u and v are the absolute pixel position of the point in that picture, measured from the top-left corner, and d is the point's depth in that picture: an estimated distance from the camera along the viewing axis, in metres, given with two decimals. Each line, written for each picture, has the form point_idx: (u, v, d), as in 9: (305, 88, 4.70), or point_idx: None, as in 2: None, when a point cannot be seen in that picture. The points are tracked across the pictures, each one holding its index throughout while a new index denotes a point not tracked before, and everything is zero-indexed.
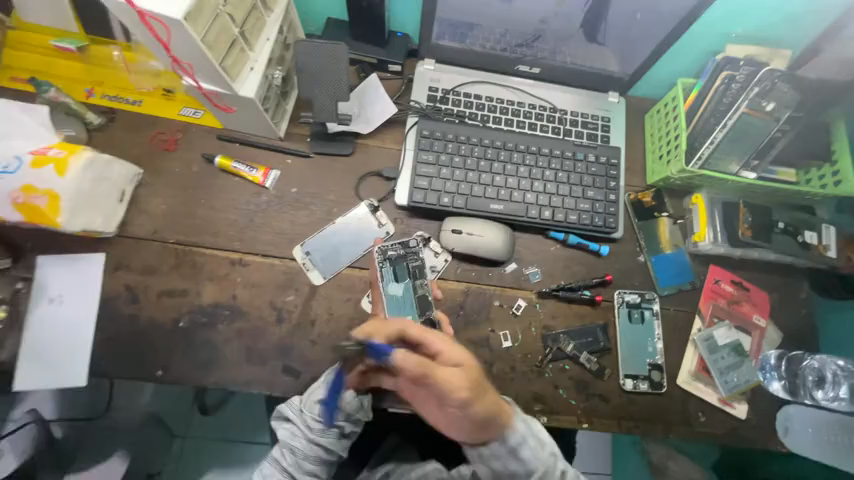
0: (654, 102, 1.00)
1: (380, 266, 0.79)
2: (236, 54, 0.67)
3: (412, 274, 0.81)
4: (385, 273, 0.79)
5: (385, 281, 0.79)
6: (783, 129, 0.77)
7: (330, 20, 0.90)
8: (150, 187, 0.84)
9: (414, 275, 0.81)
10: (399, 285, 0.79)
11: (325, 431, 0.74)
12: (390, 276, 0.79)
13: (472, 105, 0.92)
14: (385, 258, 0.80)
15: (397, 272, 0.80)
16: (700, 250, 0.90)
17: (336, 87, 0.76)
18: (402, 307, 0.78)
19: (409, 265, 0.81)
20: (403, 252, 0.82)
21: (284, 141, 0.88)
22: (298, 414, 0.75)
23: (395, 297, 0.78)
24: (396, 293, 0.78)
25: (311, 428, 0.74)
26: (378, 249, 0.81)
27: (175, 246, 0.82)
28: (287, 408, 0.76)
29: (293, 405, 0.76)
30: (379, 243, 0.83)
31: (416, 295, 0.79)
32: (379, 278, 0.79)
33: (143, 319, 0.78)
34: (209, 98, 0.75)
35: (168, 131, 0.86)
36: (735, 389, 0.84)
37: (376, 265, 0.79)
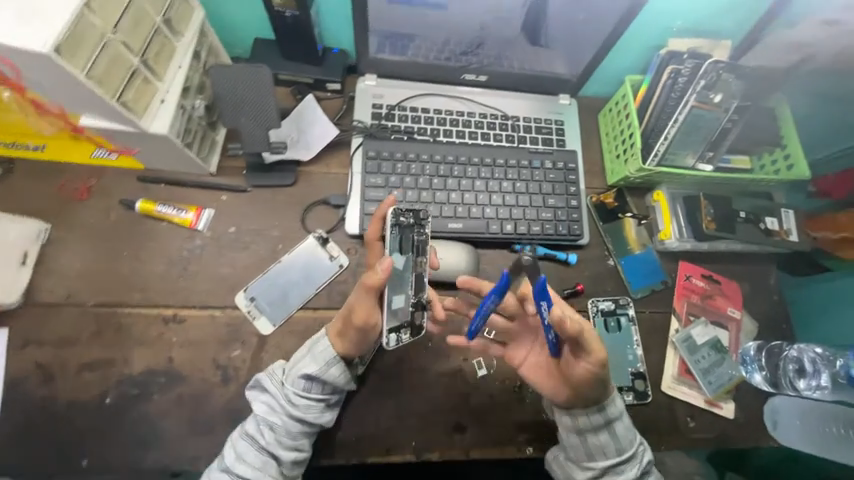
0: (605, 100, 0.98)
1: (390, 231, 0.63)
2: (138, 85, 0.58)
3: (416, 248, 0.65)
4: (391, 239, 0.64)
5: (391, 249, 0.64)
6: (732, 119, 0.77)
7: (257, 41, 0.82)
8: (59, 244, 0.73)
9: (417, 251, 0.65)
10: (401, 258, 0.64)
11: (310, 406, 0.65)
12: (396, 243, 0.64)
13: (420, 119, 0.86)
14: (395, 223, 0.64)
15: (402, 242, 0.64)
16: (668, 248, 0.88)
17: (264, 114, 0.68)
18: (399, 285, 0.63)
19: (415, 239, 0.65)
20: (414, 221, 0.65)
21: (216, 176, 0.79)
22: (279, 384, 0.66)
23: (396, 272, 0.63)
24: (398, 267, 0.63)
25: (295, 403, 0.65)
26: (392, 210, 0.64)
27: (95, 309, 0.71)
28: (266, 377, 0.66)
29: (273, 374, 0.67)
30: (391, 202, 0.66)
31: (415, 271, 0.65)
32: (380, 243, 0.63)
33: (61, 400, 0.67)
34: (116, 139, 0.64)
35: (79, 178, 0.75)
36: (720, 389, 0.81)
37: (387, 225, 0.63)
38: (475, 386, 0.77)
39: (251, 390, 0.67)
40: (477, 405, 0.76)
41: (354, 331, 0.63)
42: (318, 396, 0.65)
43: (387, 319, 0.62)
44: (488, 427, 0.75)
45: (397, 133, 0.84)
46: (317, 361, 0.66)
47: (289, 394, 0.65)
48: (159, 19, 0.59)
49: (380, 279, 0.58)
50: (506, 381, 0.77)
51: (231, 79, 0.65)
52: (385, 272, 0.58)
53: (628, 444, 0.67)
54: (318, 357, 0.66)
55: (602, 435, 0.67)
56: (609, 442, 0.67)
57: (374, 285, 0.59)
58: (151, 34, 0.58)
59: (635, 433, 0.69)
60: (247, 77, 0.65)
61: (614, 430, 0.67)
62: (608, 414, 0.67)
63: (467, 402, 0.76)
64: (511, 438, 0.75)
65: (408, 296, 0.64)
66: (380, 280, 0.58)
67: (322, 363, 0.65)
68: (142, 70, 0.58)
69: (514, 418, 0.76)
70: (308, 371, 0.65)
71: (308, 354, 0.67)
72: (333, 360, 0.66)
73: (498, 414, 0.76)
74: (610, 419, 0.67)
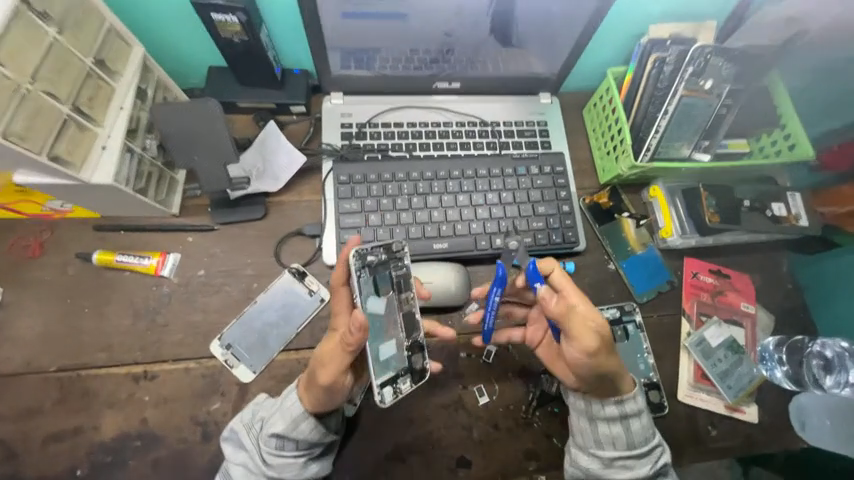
0: (588, 95, 0.93)
1: (357, 277, 0.57)
2: (71, 135, 0.54)
3: (396, 286, 0.61)
4: (363, 285, 0.58)
5: (365, 294, 0.58)
6: (727, 104, 0.73)
7: (213, 69, 0.78)
8: (17, 307, 0.68)
9: (400, 287, 0.61)
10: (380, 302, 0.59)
11: (288, 464, 0.59)
12: (370, 288, 0.59)
13: (393, 135, 0.81)
14: (363, 266, 0.58)
15: (378, 283, 0.60)
16: (670, 245, 0.82)
17: (220, 150, 0.66)
18: (382, 332, 0.59)
19: (394, 275, 0.61)
20: (387, 257, 0.60)
21: (181, 217, 0.74)
22: (253, 438, 0.59)
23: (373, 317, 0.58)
24: (374, 311, 0.59)
25: (269, 463, 0.58)
26: (355, 252, 0.58)
27: (58, 374, 0.65)
28: (242, 431, 0.60)
29: (247, 429, 0.60)
30: (355, 242, 0.60)
31: (401, 311, 0.61)
32: (356, 293, 0.57)
33: (27, 478, 0.62)
34: (60, 194, 0.60)
35: (30, 233, 0.71)
36: (741, 393, 0.74)
37: (354, 274, 0.57)
38: (478, 416, 0.70)
39: (226, 443, 0.61)
40: (481, 438, 0.70)
41: (319, 390, 0.56)
42: (294, 452, 0.59)
43: (375, 372, 0.57)
44: (496, 462, 0.69)
45: (370, 151, 0.79)
46: (284, 418, 0.58)
47: (263, 453, 0.58)
48: (89, 61, 0.56)
49: (355, 337, 0.51)
50: (510, 407, 0.71)
51: (176, 115, 0.62)
52: (360, 330, 0.51)
53: (642, 442, 0.62)
54: (285, 414, 0.58)
55: (616, 426, 0.62)
56: (622, 435, 0.62)
57: (350, 342, 0.52)
58: (81, 78, 0.55)
59: (652, 430, 0.63)
60: (194, 108, 0.63)
61: (630, 424, 0.62)
62: (625, 408, 0.62)
63: (472, 434, 0.70)
64: (521, 469, 0.69)
65: (399, 342, 0.60)
66: (358, 338, 0.51)
67: (290, 420, 0.58)
68: (73, 117, 0.54)
69: (523, 446, 0.70)
70: (276, 430, 0.58)
71: (277, 410, 0.59)
72: (300, 416, 0.58)
73: (505, 444, 0.70)
74: (626, 414, 0.62)
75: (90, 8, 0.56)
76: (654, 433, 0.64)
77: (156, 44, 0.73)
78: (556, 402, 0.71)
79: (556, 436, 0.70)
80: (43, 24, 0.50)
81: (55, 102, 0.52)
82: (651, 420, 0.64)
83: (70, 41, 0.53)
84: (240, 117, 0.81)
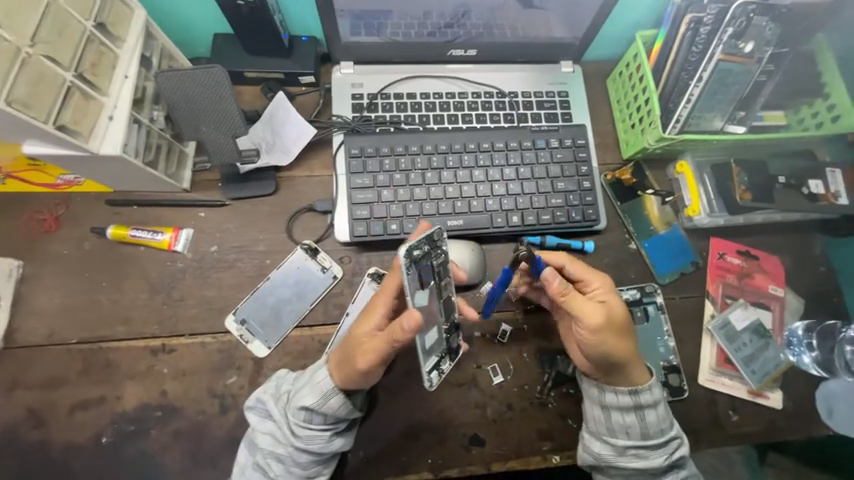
0: (613, 63, 0.87)
1: (406, 273, 0.51)
2: (77, 103, 0.53)
3: (437, 275, 0.56)
4: (412, 282, 0.52)
5: (412, 290, 0.52)
6: (767, 71, 0.66)
7: (219, 37, 0.75)
8: (36, 280, 0.68)
9: (441, 276, 0.56)
10: (424, 294, 0.54)
11: (315, 436, 0.58)
12: (416, 281, 0.53)
13: (406, 107, 0.78)
14: (411, 262, 0.52)
15: (423, 276, 0.54)
16: (697, 224, 0.78)
17: (228, 121, 0.63)
18: (429, 324, 0.55)
19: (437, 265, 0.56)
20: (430, 249, 0.54)
21: (191, 192, 0.73)
22: (281, 409, 0.60)
23: (422, 310, 0.54)
24: (421, 306, 0.54)
25: (297, 434, 0.58)
26: (403, 250, 0.51)
27: (80, 347, 0.67)
28: (270, 402, 0.60)
29: (275, 400, 0.61)
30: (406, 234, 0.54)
31: (442, 298, 0.57)
32: (406, 291, 0.51)
33: (55, 444, 0.64)
34: (71, 166, 0.59)
35: (45, 208, 0.70)
36: (766, 378, 0.73)
37: (403, 272, 0.51)
38: (491, 395, 0.70)
39: (251, 412, 0.61)
40: (495, 416, 0.69)
41: (355, 371, 0.55)
42: (321, 425, 0.59)
43: (424, 361, 0.55)
44: (510, 439, 0.69)
45: (382, 124, 0.76)
46: (314, 392, 0.58)
47: (291, 425, 0.59)
48: (89, 24, 0.54)
49: (409, 332, 0.50)
50: (525, 387, 0.71)
51: (178, 83, 0.60)
52: (414, 326, 0.50)
53: (657, 431, 0.62)
54: (315, 388, 0.58)
55: (629, 415, 0.62)
56: (636, 425, 0.62)
57: (401, 335, 0.51)
58: (82, 42, 0.53)
59: (667, 420, 0.63)
60: (201, 81, 0.60)
61: (646, 414, 0.62)
62: (637, 399, 0.62)
63: (485, 412, 0.69)
64: (535, 448, 0.69)
65: (440, 327, 0.57)
66: (411, 333, 0.50)
67: (320, 395, 0.57)
68: (77, 84, 0.52)
69: (537, 426, 0.70)
70: (306, 402, 0.58)
71: (306, 384, 0.59)
72: (331, 391, 0.57)
73: (519, 422, 0.70)
74: (641, 404, 0.62)
75: None
76: (671, 424, 0.63)
77: (160, 9, 0.70)
78: (571, 383, 0.71)
79: (571, 417, 0.70)
80: None
81: (57, 67, 0.50)
82: (667, 411, 0.63)
83: (68, 1, 0.51)
84: (247, 88, 0.78)
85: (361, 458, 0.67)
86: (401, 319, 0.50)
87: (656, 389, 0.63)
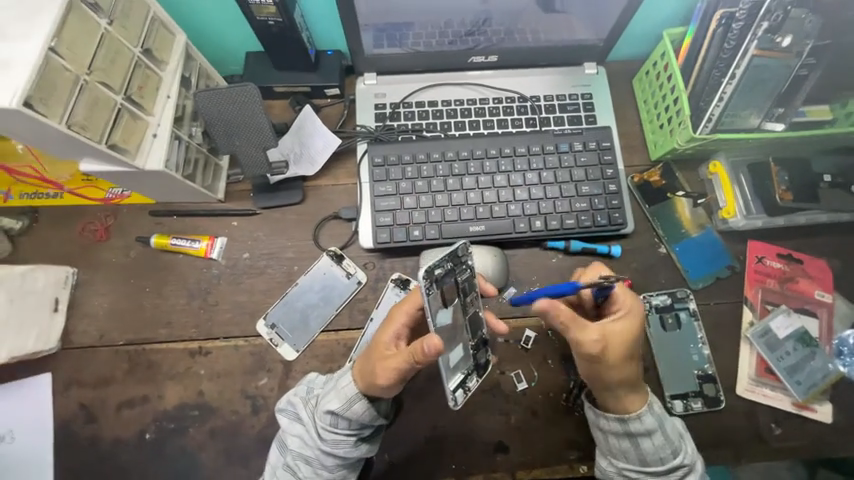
0: (639, 62, 0.85)
1: (427, 292, 0.52)
2: (126, 124, 0.57)
3: (462, 291, 0.56)
4: (433, 301, 0.53)
5: (435, 310, 0.53)
6: (807, 64, 0.62)
7: (250, 55, 0.79)
8: (89, 286, 0.74)
9: (465, 292, 0.56)
10: (447, 311, 0.55)
11: (341, 441, 0.60)
12: (438, 298, 0.53)
13: (428, 115, 0.79)
14: (431, 281, 0.52)
15: (446, 295, 0.54)
16: (733, 227, 0.75)
17: (260, 135, 0.67)
18: (453, 341, 0.56)
19: (460, 282, 0.56)
20: (453, 266, 0.54)
21: (225, 202, 0.77)
22: (309, 413, 0.61)
23: (444, 329, 0.55)
24: (443, 324, 0.54)
25: (323, 438, 0.60)
26: (424, 271, 0.51)
27: (127, 348, 0.72)
28: (300, 404, 0.62)
29: (304, 403, 0.62)
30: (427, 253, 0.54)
31: (467, 314, 0.57)
32: (427, 311, 0.52)
33: (105, 438, 0.69)
34: (119, 181, 0.64)
35: (97, 219, 0.76)
36: (813, 389, 0.68)
37: (424, 293, 0.51)
38: (515, 402, 0.69)
39: (282, 414, 0.62)
40: (519, 423, 0.69)
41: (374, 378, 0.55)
42: (346, 430, 0.60)
43: (448, 378, 0.56)
44: (534, 448, 0.68)
45: (405, 132, 0.77)
46: (340, 397, 0.59)
47: (319, 428, 0.60)
48: (137, 50, 0.58)
49: (432, 356, 0.50)
50: (550, 394, 0.70)
51: (215, 101, 0.63)
52: (436, 351, 0.50)
53: (656, 459, 0.59)
54: (340, 393, 0.59)
55: (624, 441, 0.60)
56: (632, 451, 0.60)
57: (424, 357, 0.51)
58: (131, 67, 0.57)
59: (669, 450, 0.59)
60: (235, 98, 0.63)
61: (640, 442, 0.59)
62: (627, 428, 0.59)
63: (509, 419, 0.69)
64: (561, 457, 0.68)
65: (466, 342, 0.58)
66: (433, 356, 0.50)
67: (345, 400, 0.58)
68: (126, 106, 0.57)
69: (564, 435, 0.68)
70: (332, 407, 0.59)
71: (332, 388, 0.60)
72: (355, 397, 0.58)
73: (545, 431, 0.68)
74: (632, 433, 0.59)
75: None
76: (675, 453, 0.59)
77: (198, 32, 0.75)
78: None
79: None
80: (94, 14, 0.52)
81: (109, 91, 0.55)
82: (669, 440, 0.59)
83: (119, 31, 0.55)
84: (276, 102, 0.82)
85: (386, 461, 0.68)
86: (423, 342, 0.50)
87: (651, 419, 0.59)
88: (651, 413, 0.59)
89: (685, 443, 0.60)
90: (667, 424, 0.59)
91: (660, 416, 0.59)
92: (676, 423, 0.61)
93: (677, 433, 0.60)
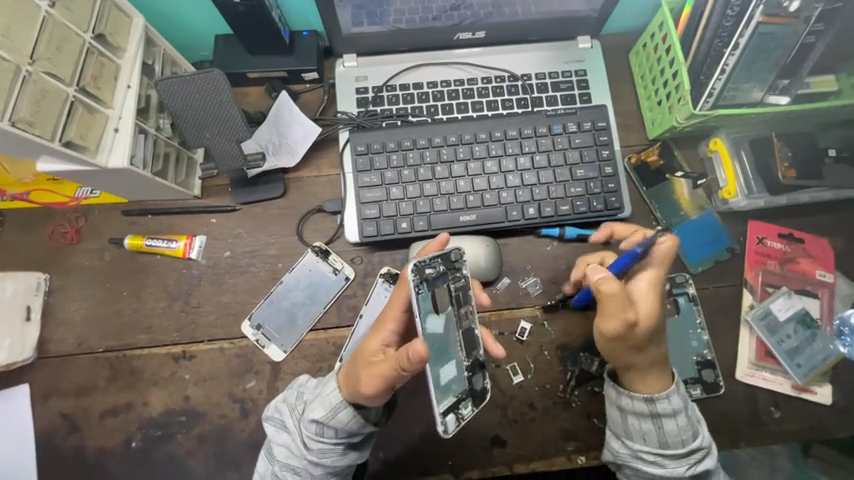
0: (635, 35, 0.80)
1: (417, 293, 0.51)
2: (81, 117, 0.52)
3: (455, 300, 0.54)
4: (422, 301, 0.51)
5: (424, 312, 0.51)
6: (815, 31, 0.56)
7: (220, 39, 0.73)
8: (62, 292, 0.70)
9: (459, 302, 0.54)
10: (438, 321, 0.53)
11: (327, 450, 0.58)
12: (429, 302, 0.52)
13: (412, 98, 0.74)
14: (421, 280, 0.52)
15: (437, 299, 0.53)
16: (733, 207, 0.72)
17: (231, 126, 0.63)
18: (445, 355, 0.52)
19: (452, 289, 0.54)
20: (446, 269, 0.54)
21: (202, 199, 0.73)
22: (295, 421, 0.59)
23: (434, 339, 0.52)
24: (434, 333, 0.52)
25: (309, 448, 0.58)
26: (413, 264, 0.51)
27: (107, 355, 0.69)
28: (286, 412, 0.60)
29: (291, 411, 0.60)
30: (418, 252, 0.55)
31: (460, 328, 0.54)
32: (416, 311, 0.50)
33: (90, 448, 0.67)
34: (81, 181, 0.60)
35: (67, 221, 0.72)
36: (813, 372, 0.67)
37: (413, 290, 0.50)
38: (512, 395, 0.68)
39: (269, 423, 0.61)
40: (516, 416, 0.67)
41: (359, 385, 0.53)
42: (333, 439, 0.58)
43: (437, 401, 0.51)
44: (532, 440, 0.67)
45: (389, 118, 0.73)
46: (324, 405, 0.57)
47: (304, 437, 0.58)
48: (87, 36, 0.53)
49: (416, 362, 0.47)
50: (547, 386, 0.68)
51: (185, 90, 0.59)
52: (421, 357, 0.47)
53: (677, 442, 0.58)
54: (325, 400, 0.57)
55: (645, 422, 0.58)
56: (653, 432, 0.58)
57: (408, 363, 0.48)
58: (81, 55, 0.52)
59: (691, 432, 0.57)
60: (201, 86, 0.59)
61: (663, 423, 0.57)
62: (654, 407, 0.57)
63: (506, 413, 0.67)
64: (559, 448, 0.67)
65: (460, 360, 0.54)
66: (417, 364, 0.47)
67: (329, 408, 0.57)
68: (80, 99, 0.52)
69: (562, 426, 0.67)
70: (316, 416, 0.57)
71: (317, 396, 0.58)
72: (340, 405, 0.56)
73: (542, 422, 0.67)
74: (657, 413, 0.57)
75: None
76: (696, 435, 0.58)
77: (160, 13, 0.69)
78: (595, 381, 0.67)
79: (598, 417, 0.67)
80: None
81: (58, 83, 0.50)
82: (691, 421, 0.58)
83: (65, 15, 0.50)
84: (250, 89, 0.76)
85: (381, 459, 0.67)
86: (408, 348, 0.48)
87: (677, 398, 0.57)
88: (678, 393, 0.58)
89: (703, 426, 0.59)
90: (689, 406, 0.58)
91: (685, 396, 0.58)
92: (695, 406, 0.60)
93: (697, 416, 0.59)
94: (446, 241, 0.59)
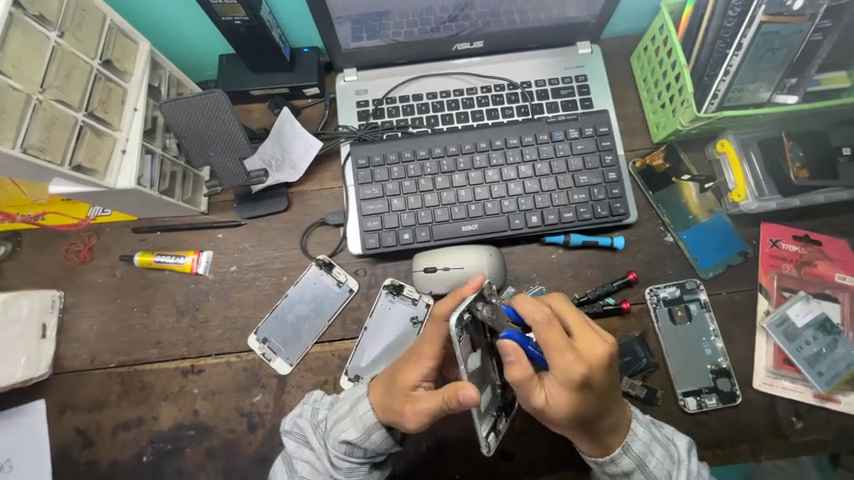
0: (636, 38, 0.79)
1: (459, 341, 0.46)
2: (90, 141, 0.54)
3: (489, 333, 0.53)
4: (465, 349, 0.47)
5: (465, 356, 0.48)
6: (822, 27, 0.55)
7: (223, 59, 0.75)
8: (75, 308, 0.72)
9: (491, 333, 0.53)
10: (477, 355, 0.51)
11: (354, 468, 0.59)
12: (469, 345, 0.49)
13: (412, 109, 0.75)
14: (461, 326, 0.47)
15: (475, 338, 0.50)
16: (743, 210, 0.70)
17: (234, 144, 0.65)
18: (484, 384, 0.52)
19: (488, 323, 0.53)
20: (482, 306, 0.51)
21: (209, 215, 0.74)
22: (319, 438, 0.60)
23: (475, 374, 0.50)
24: (475, 369, 0.50)
25: (336, 467, 0.59)
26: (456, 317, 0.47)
27: (118, 370, 0.70)
28: (309, 429, 0.61)
29: (314, 428, 0.61)
30: (462, 295, 0.52)
31: (493, 354, 0.54)
32: (461, 361, 0.47)
33: (103, 462, 0.68)
34: (92, 201, 0.62)
35: (80, 240, 0.74)
36: (835, 380, 0.64)
37: (455, 342, 0.46)
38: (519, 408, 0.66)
39: (288, 437, 0.61)
40: (524, 427, 0.66)
41: (396, 414, 0.54)
42: (360, 459, 0.59)
43: (478, 425, 0.49)
44: (540, 454, 0.65)
45: (390, 130, 0.73)
46: (357, 426, 0.57)
47: (331, 456, 0.59)
48: (95, 63, 0.55)
49: (465, 404, 0.47)
50: None
51: (188, 110, 0.61)
52: (471, 401, 0.47)
53: None
54: (358, 422, 0.57)
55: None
56: None
57: (459, 406, 0.49)
58: (89, 81, 0.54)
59: None
60: (204, 106, 0.62)
61: None
62: (603, 468, 0.57)
63: (514, 425, 0.66)
64: (569, 463, 0.65)
65: (493, 383, 0.55)
66: (468, 405, 0.48)
67: (363, 430, 0.57)
68: (89, 123, 0.54)
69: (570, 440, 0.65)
70: (348, 437, 0.57)
71: (347, 416, 0.58)
72: (373, 426, 0.57)
73: (548, 436, 0.66)
74: (611, 473, 0.57)
75: (87, 5, 0.54)
76: None
77: (167, 36, 0.71)
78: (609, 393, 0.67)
79: None
80: (41, 28, 0.49)
81: (67, 108, 0.52)
82: (653, 477, 0.56)
83: (73, 44, 0.53)
84: (255, 106, 0.78)
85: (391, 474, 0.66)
86: (457, 393, 0.48)
87: (628, 460, 0.56)
88: (627, 455, 0.56)
89: (677, 476, 0.56)
90: (649, 462, 0.56)
91: (639, 455, 0.56)
92: (668, 453, 0.57)
93: (665, 470, 0.56)
94: (483, 281, 0.53)
